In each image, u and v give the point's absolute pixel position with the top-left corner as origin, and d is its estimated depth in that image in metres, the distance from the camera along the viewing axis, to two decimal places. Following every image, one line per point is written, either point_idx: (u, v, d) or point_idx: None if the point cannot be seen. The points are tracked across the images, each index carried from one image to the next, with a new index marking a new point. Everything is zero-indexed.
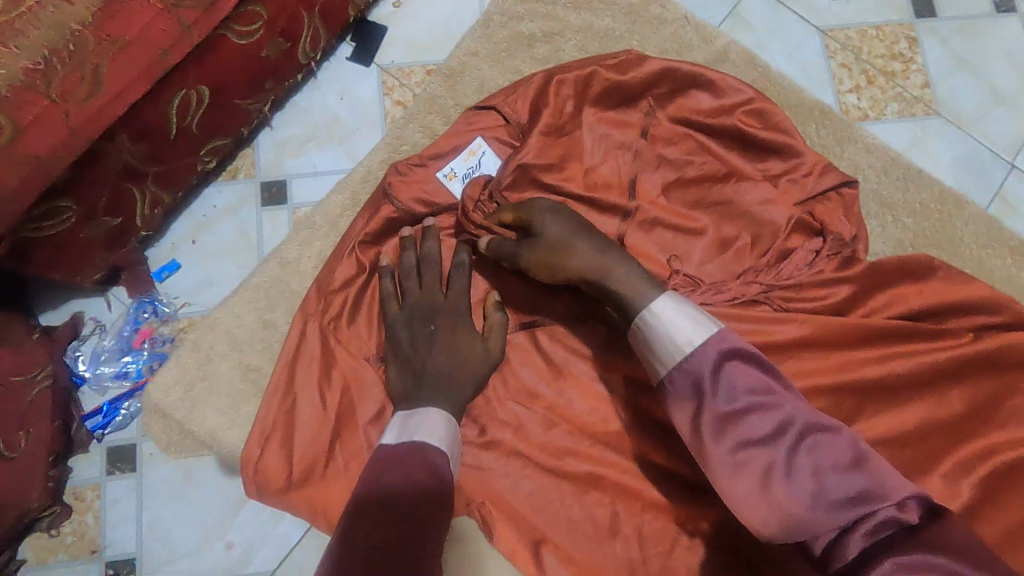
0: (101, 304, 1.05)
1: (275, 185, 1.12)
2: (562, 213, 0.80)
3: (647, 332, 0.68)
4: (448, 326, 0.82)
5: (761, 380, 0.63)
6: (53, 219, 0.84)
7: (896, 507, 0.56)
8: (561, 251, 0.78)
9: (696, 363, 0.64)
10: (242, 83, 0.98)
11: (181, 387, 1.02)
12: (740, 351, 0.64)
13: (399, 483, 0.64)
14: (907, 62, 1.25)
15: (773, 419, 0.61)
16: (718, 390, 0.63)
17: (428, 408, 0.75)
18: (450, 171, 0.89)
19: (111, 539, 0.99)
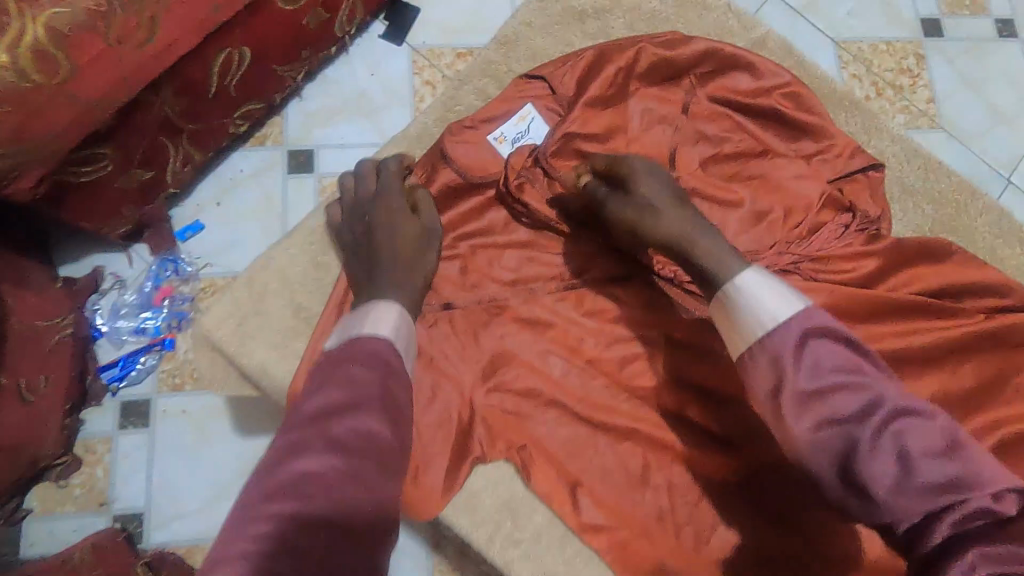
0: (121, 260, 1.06)
1: (302, 153, 1.14)
2: (662, 185, 0.81)
3: (727, 300, 0.68)
4: (395, 211, 0.85)
5: (847, 359, 0.62)
6: (91, 166, 0.85)
7: (987, 496, 0.55)
8: (651, 209, 0.79)
9: (778, 340, 0.63)
10: (282, 49, 1.00)
11: (233, 318, 0.91)
12: (827, 329, 0.63)
13: (342, 386, 0.62)
14: (914, 78, 1.31)
15: (861, 399, 0.60)
16: (801, 369, 0.62)
17: (377, 303, 0.72)
18: (500, 135, 0.93)
19: (119, 493, 0.98)
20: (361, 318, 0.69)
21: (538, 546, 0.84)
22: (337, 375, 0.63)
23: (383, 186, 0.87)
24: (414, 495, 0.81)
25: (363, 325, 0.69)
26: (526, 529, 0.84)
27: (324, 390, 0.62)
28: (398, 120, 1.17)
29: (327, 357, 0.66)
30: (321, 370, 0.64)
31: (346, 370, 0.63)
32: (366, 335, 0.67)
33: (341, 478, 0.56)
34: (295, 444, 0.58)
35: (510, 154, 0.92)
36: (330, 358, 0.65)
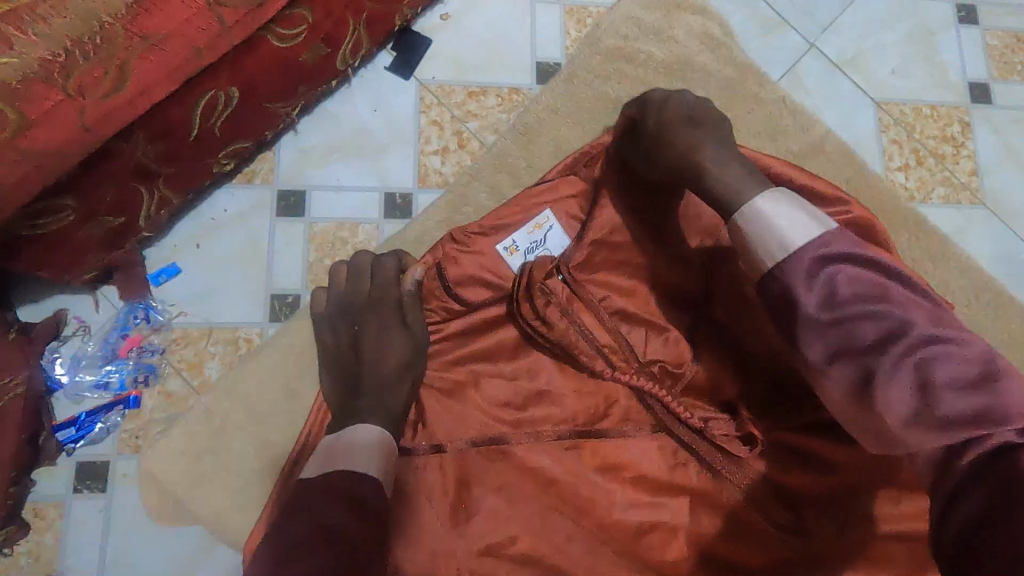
0: (86, 304, 0.96)
1: (294, 195, 1.04)
2: (689, 107, 0.83)
3: (740, 227, 0.70)
4: (387, 326, 0.85)
5: (869, 287, 0.61)
6: (51, 217, 0.76)
7: (1015, 431, 0.54)
8: (662, 136, 0.81)
9: (790, 267, 0.64)
10: (275, 86, 0.90)
11: (188, 457, 0.92)
12: (849, 254, 0.63)
13: (328, 489, 0.64)
14: (958, 146, 1.21)
15: (881, 325, 0.60)
16: (817, 297, 0.63)
17: (358, 427, 0.75)
18: (511, 244, 0.88)
19: (70, 565, 0.90)
20: (347, 438, 0.73)
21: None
22: (322, 482, 0.65)
23: (383, 300, 0.86)
24: None
25: (352, 442, 0.72)
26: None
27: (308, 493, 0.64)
28: (400, 165, 1.08)
29: (316, 467, 0.69)
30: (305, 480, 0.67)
31: (329, 476, 0.66)
32: (357, 448, 0.71)
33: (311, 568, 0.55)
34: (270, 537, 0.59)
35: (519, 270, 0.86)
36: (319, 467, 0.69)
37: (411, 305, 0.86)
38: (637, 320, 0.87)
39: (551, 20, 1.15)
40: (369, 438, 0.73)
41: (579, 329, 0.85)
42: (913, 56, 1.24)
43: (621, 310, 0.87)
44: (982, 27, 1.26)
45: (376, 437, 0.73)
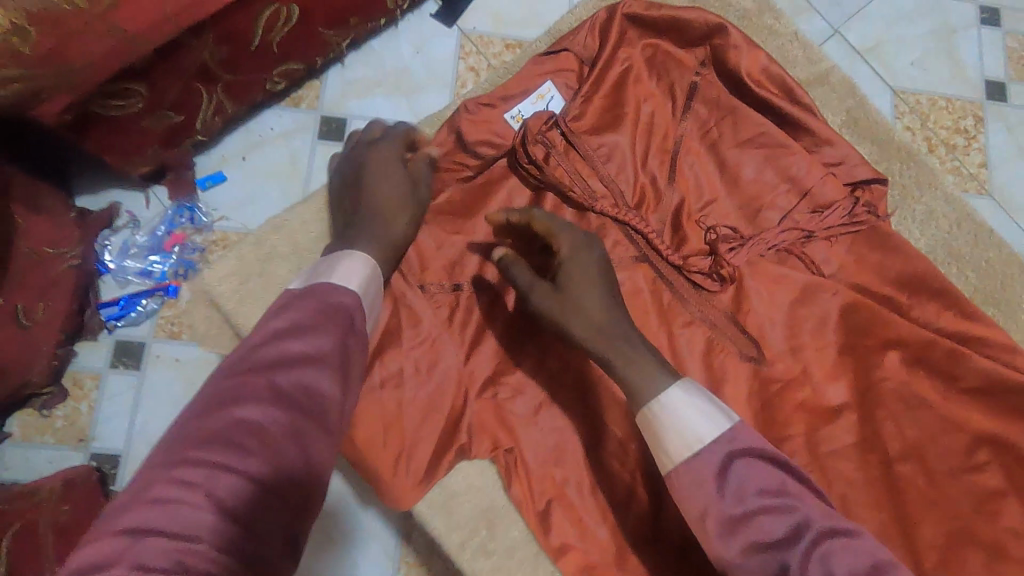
0: (138, 200, 1.05)
1: (335, 121, 1.12)
2: (589, 281, 0.73)
3: (655, 421, 0.65)
4: (391, 165, 0.79)
5: (774, 480, 0.61)
6: (122, 100, 0.84)
7: None
8: (576, 308, 0.72)
9: (706, 459, 0.62)
10: (331, 13, 0.98)
11: (237, 279, 0.92)
12: (756, 449, 0.63)
13: (299, 367, 0.57)
14: (969, 138, 1.26)
15: (786, 520, 0.59)
16: (726, 495, 0.61)
17: (353, 252, 0.69)
18: (517, 113, 0.82)
19: (101, 432, 0.98)
20: (320, 279, 0.64)
21: (508, 560, 0.82)
22: (292, 346, 0.58)
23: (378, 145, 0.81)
24: None
25: (329, 282, 0.64)
26: (500, 539, 0.82)
27: (274, 365, 0.57)
28: (435, 105, 1.15)
29: (282, 312, 0.61)
30: (270, 334, 0.59)
31: (301, 342, 0.58)
32: (335, 295, 0.63)
33: (273, 477, 0.52)
34: (217, 419, 0.52)
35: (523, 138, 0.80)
36: (289, 314, 0.60)
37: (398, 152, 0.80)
38: (632, 167, 0.79)
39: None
40: (351, 277, 0.66)
41: (572, 172, 0.80)
42: (932, 50, 1.29)
43: (616, 157, 0.79)
44: (1004, 29, 1.31)
45: (358, 277, 0.67)
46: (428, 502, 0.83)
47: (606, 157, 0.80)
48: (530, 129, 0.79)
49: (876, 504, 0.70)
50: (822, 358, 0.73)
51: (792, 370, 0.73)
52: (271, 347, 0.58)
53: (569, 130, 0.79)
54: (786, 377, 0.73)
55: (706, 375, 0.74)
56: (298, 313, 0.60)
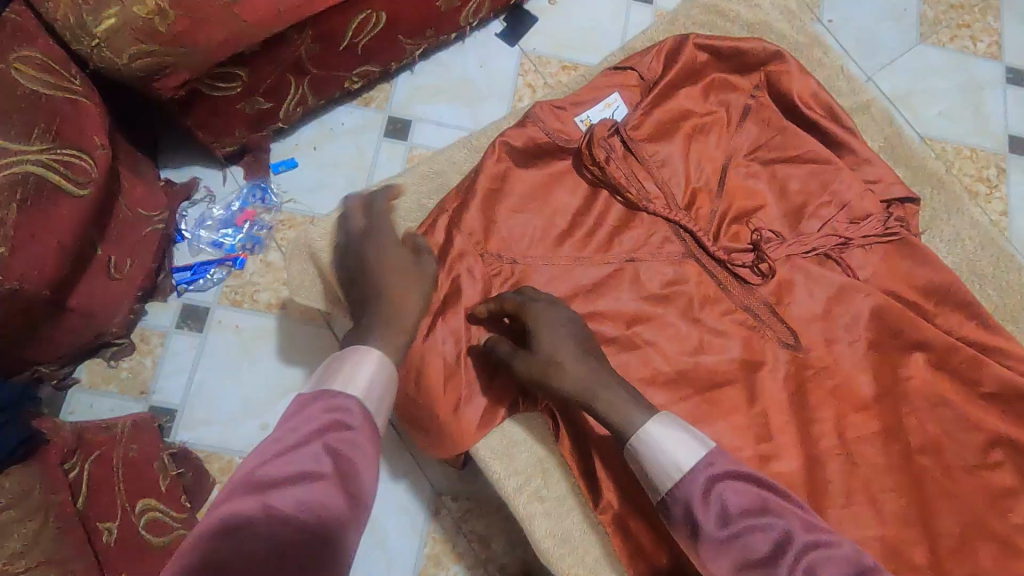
0: (217, 177, 1.14)
1: (401, 121, 1.22)
2: (569, 340, 0.75)
3: (637, 461, 0.68)
4: (397, 253, 0.76)
5: (753, 500, 0.63)
6: (225, 83, 0.94)
7: None
8: (552, 364, 0.73)
9: (687, 487, 0.64)
10: (413, 22, 1.08)
11: (341, 234, 0.90)
12: (732, 469, 0.65)
13: (299, 482, 0.54)
14: (991, 187, 1.33)
15: (767, 536, 0.60)
16: (711, 517, 0.63)
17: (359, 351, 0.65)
18: (586, 118, 0.88)
19: (160, 387, 1.05)
20: (327, 385, 0.62)
21: (561, 508, 0.82)
22: (293, 461, 0.56)
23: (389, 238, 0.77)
24: (449, 441, 0.80)
25: (333, 388, 0.61)
26: (553, 489, 0.83)
27: (273, 480, 0.54)
28: (493, 114, 1.25)
29: (285, 424, 0.59)
30: (269, 453, 0.57)
31: (302, 454, 0.56)
32: (340, 403, 0.60)
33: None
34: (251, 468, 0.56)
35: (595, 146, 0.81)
36: (291, 429, 0.58)
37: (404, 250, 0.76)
38: (684, 175, 0.86)
39: (644, 20, 1.32)
40: (360, 380, 0.63)
41: (631, 173, 0.85)
42: (959, 103, 1.37)
43: (669, 164, 0.86)
44: None
45: (370, 380, 0.63)
46: (489, 446, 0.82)
47: (660, 161, 0.86)
48: (591, 135, 0.85)
49: (900, 495, 0.74)
50: (852, 357, 0.79)
51: (825, 364, 0.79)
52: (269, 467, 0.55)
53: (632, 138, 0.86)
54: (820, 374, 0.78)
55: (743, 364, 0.79)
56: (300, 424, 0.58)
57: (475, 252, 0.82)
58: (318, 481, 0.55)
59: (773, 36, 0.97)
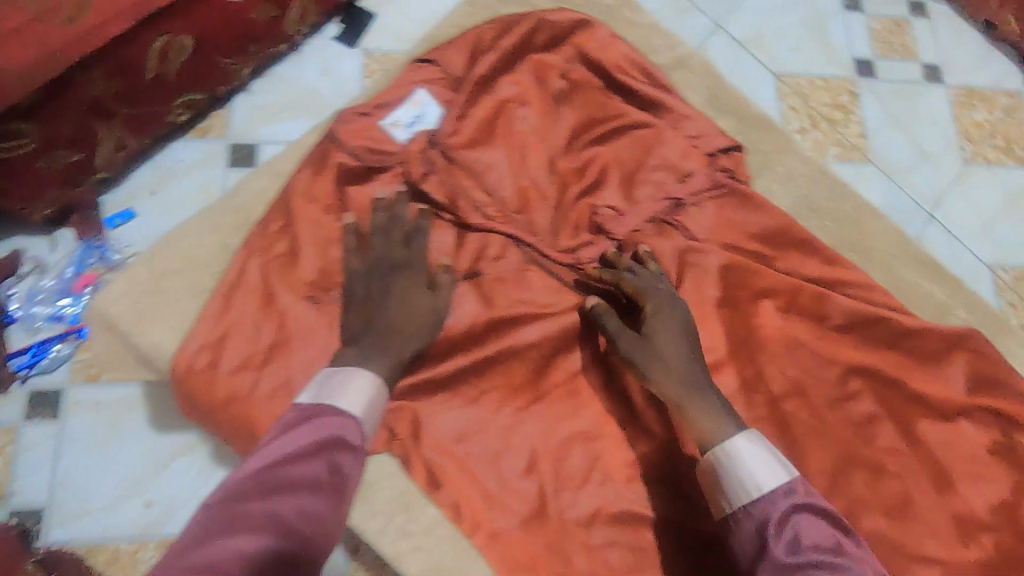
0: (43, 245, 1.02)
1: (245, 147, 1.13)
2: (675, 340, 0.59)
3: (714, 465, 0.53)
4: (403, 275, 0.57)
5: (832, 544, 0.48)
6: (10, 141, 0.83)
7: None
8: (650, 361, 0.58)
9: (754, 505, 0.50)
10: (228, 42, 1.00)
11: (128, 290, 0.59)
12: (821, 505, 0.50)
13: (283, 500, 0.41)
14: (847, 112, 1.37)
15: (839, 573, 0.45)
16: (779, 542, 0.48)
17: (358, 371, 0.51)
18: (395, 119, 0.66)
19: (18, 486, 0.87)
20: (328, 399, 0.48)
21: None
22: (274, 476, 0.43)
23: (386, 210, 0.60)
24: None
25: (337, 405, 0.48)
26: None
27: (277, 486, 0.42)
28: None
29: (287, 436, 0.46)
30: (277, 453, 0.44)
31: (300, 468, 0.43)
32: (336, 417, 0.47)
33: None
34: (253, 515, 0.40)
35: (408, 141, 0.65)
36: (288, 442, 0.45)
37: (418, 227, 0.60)
38: None
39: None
40: (354, 397, 0.50)
41: None
42: (806, 37, 1.40)
43: None
44: (866, 13, 1.44)
45: (365, 397, 0.50)
46: None
47: (490, 102, 0.67)
48: None
49: None
50: None
51: None
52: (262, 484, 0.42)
53: (452, 86, 0.68)
54: None
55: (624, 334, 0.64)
56: (298, 442, 0.45)
57: (261, 258, 0.60)
58: (313, 500, 0.42)
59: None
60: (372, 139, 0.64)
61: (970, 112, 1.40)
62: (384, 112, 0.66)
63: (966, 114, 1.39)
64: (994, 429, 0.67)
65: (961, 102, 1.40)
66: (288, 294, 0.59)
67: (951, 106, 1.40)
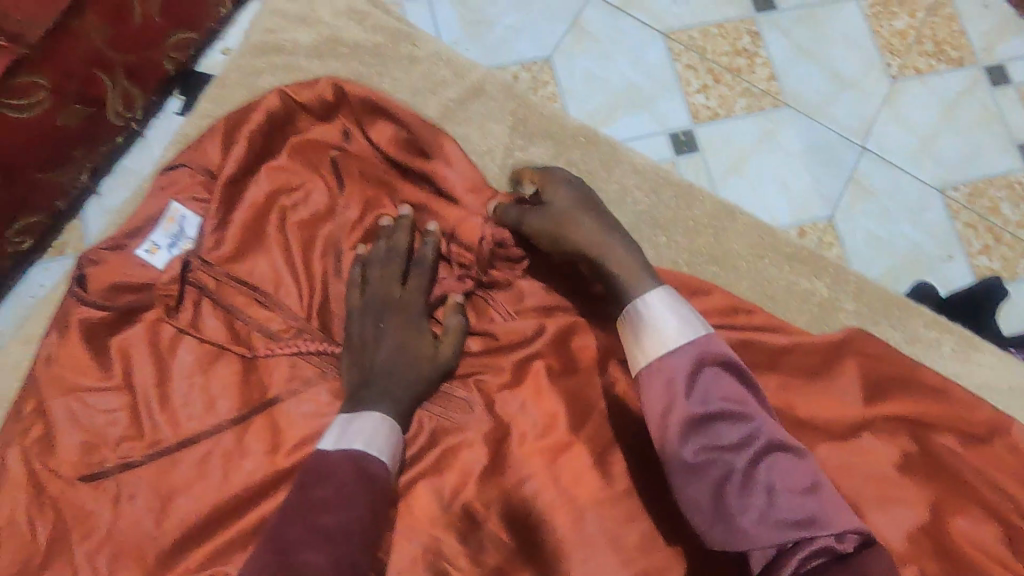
0: None
1: None
2: (578, 197, 0.59)
3: (631, 326, 0.50)
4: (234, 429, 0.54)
5: (736, 392, 0.47)
6: None
7: (836, 535, 0.42)
8: (566, 222, 0.57)
9: (666, 365, 0.47)
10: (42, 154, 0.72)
11: None
12: (729, 358, 0.48)
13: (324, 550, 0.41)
14: (751, 57, 0.90)
15: (741, 425, 0.45)
16: (685, 396, 0.46)
17: (372, 419, 0.50)
18: (152, 245, 0.60)
19: None
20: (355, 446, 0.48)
21: None
22: (300, 548, 0.41)
23: (378, 262, 0.59)
24: None
25: (357, 448, 0.47)
26: None
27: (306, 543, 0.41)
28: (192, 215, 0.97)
29: (310, 494, 0.44)
30: (295, 513, 0.43)
31: (333, 519, 0.43)
32: (366, 464, 0.47)
33: None
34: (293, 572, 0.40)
35: (165, 266, 0.59)
36: (325, 493, 0.44)
37: (417, 269, 0.60)
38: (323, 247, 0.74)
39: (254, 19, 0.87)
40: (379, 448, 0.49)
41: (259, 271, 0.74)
42: None
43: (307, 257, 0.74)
44: None
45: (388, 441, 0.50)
46: None
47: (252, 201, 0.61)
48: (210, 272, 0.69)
49: None
50: None
51: None
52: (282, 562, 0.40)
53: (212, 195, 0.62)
54: None
55: (446, 426, 0.57)
56: (330, 491, 0.44)
57: (22, 444, 0.54)
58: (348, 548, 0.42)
59: (348, 35, 0.83)
60: (126, 276, 0.59)
61: (891, 21, 0.92)
62: (138, 240, 0.60)
63: (886, 25, 0.92)
64: (902, 438, 0.58)
65: (875, 12, 0.93)
66: (56, 483, 0.52)
67: (866, 20, 0.92)
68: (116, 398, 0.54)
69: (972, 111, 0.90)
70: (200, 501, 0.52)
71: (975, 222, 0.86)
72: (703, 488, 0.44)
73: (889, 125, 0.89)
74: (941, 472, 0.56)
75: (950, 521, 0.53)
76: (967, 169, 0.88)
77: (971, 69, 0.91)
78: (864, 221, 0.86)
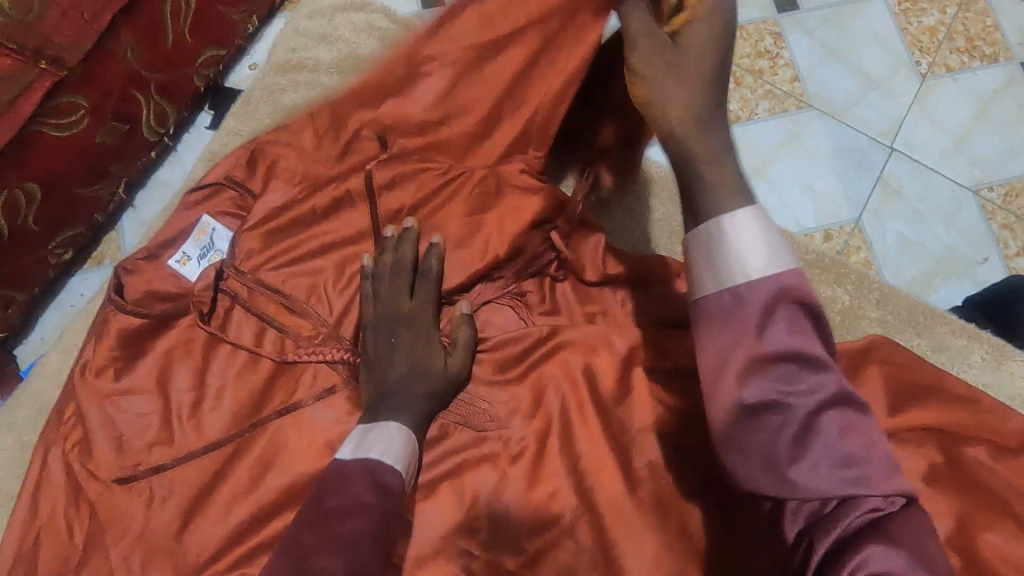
0: None
1: None
2: (705, 74, 0.47)
3: (722, 233, 0.41)
4: (261, 437, 0.56)
5: (810, 332, 0.40)
6: None
7: (885, 498, 0.38)
8: (673, 85, 0.47)
9: (744, 294, 0.39)
10: (81, 169, 0.75)
11: None
12: (813, 295, 0.40)
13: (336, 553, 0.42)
14: (774, 58, 0.89)
15: (809, 371, 0.39)
16: (755, 336, 0.39)
17: (387, 429, 0.51)
18: (183, 255, 0.63)
19: None
20: (368, 454, 0.49)
21: None
22: (317, 553, 0.42)
23: (384, 276, 0.60)
24: None
25: (372, 457, 0.49)
26: None
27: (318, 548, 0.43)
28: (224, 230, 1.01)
29: (324, 501, 0.45)
30: (310, 521, 0.44)
31: (346, 523, 0.44)
32: (377, 469, 0.48)
33: None
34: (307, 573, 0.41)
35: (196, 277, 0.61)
36: (335, 502, 0.45)
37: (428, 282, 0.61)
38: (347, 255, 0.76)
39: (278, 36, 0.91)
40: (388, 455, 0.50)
41: None
42: None
43: None
44: None
45: (400, 449, 0.50)
46: None
47: (276, 211, 0.62)
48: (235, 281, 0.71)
49: None
50: None
51: None
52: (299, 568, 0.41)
53: (241, 208, 0.64)
54: None
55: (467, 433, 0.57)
56: (341, 498, 0.45)
57: (63, 447, 0.57)
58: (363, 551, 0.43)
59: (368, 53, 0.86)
60: (160, 285, 0.61)
61: (920, 18, 0.90)
62: (170, 251, 0.62)
63: (915, 22, 0.90)
64: (930, 450, 0.56)
65: (902, 9, 0.91)
66: (97, 483, 0.55)
67: (894, 18, 0.90)
68: (149, 405, 0.56)
69: (1007, 107, 0.87)
70: (228, 503, 0.54)
71: (1012, 223, 0.83)
72: (757, 435, 0.38)
73: (917, 125, 0.87)
74: (973, 486, 0.54)
75: (982, 531, 0.52)
76: (1002, 168, 0.85)
77: (1006, 65, 0.88)
78: (893, 224, 0.84)
